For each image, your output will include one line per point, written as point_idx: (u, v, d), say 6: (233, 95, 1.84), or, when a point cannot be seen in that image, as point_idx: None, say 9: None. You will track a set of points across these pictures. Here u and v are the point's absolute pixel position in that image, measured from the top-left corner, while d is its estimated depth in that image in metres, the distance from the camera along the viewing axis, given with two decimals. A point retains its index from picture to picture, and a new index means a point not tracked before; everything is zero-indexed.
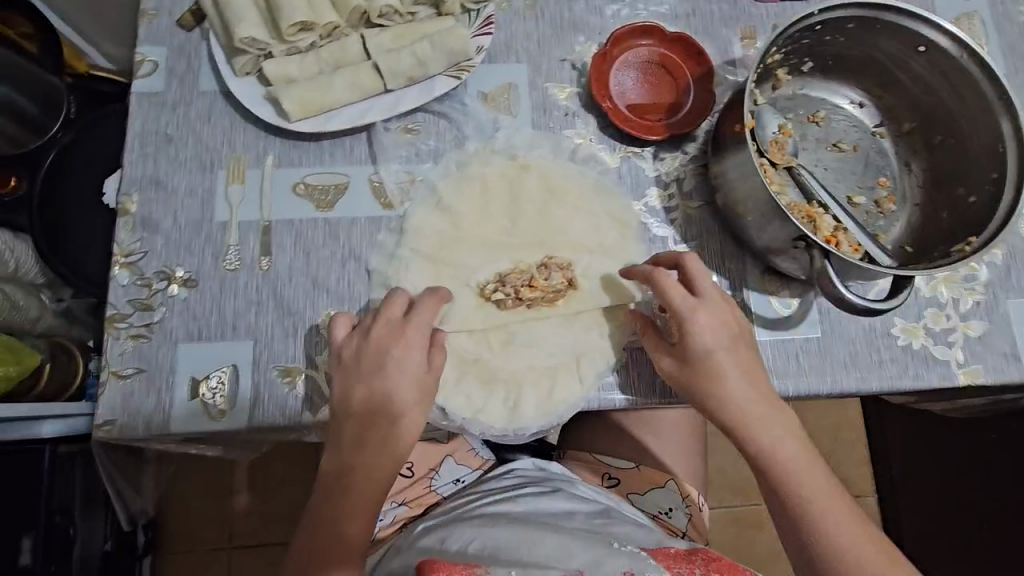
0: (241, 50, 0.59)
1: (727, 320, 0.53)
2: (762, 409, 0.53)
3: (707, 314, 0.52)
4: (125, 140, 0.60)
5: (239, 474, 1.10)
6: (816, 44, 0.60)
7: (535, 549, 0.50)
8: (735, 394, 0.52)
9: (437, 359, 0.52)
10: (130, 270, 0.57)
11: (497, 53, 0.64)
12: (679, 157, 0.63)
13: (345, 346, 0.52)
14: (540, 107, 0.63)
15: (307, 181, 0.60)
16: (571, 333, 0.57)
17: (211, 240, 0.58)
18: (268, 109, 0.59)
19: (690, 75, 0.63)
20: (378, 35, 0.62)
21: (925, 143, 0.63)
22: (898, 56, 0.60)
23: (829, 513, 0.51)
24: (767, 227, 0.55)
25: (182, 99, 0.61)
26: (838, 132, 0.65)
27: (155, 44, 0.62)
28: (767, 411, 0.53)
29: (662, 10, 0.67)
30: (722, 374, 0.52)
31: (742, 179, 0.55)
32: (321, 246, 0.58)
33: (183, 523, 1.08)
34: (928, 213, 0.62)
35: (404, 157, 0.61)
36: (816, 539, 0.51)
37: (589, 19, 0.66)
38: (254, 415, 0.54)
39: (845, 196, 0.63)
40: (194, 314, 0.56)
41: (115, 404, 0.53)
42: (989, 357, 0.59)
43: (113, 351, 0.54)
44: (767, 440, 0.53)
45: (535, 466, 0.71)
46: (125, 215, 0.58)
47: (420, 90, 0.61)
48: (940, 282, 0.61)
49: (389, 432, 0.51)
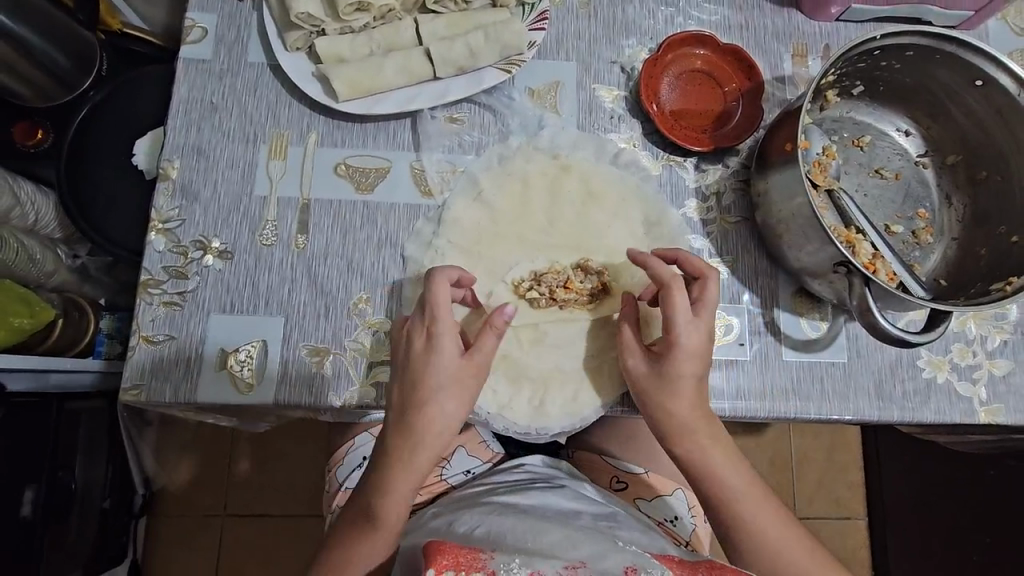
0: (295, 26, 0.59)
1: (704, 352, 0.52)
2: (715, 441, 0.53)
3: (696, 336, 0.52)
4: (170, 106, 0.60)
5: (241, 443, 1.11)
6: (870, 68, 0.60)
7: (539, 538, 0.50)
8: (688, 423, 0.53)
9: (488, 342, 0.52)
10: (166, 237, 0.57)
11: (548, 48, 0.64)
12: (720, 170, 0.63)
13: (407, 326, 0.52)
14: (586, 108, 0.63)
15: (349, 163, 0.60)
16: (600, 337, 0.57)
17: (249, 213, 0.58)
18: (317, 87, 0.59)
19: (740, 88, 0.63)
20: (432, 22, 0.62)
21: (968, 178, 0.63)
22: (951, 87, 0.59)
23: (788, 540, 0.51)
24: (806, 248, 0.55)
25: (230, 69, 0.61)
26: (881, 158, 0.65)
27: (207, 11, 0.62)
28: (715, 445, 0.53)
29: (715, 20, 0.66)
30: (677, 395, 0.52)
31: (786, 199, 0.55)
32: (358, 229, 0.58)
33: (181, 488, 1.08)
34: (965, 248, 0.62)
35: (447, 147, 0.61)
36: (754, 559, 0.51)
37: (642, 23, 0.65)
38: (281, 392, 0.54)
39: (882, 223, 0.63)
40: (228, 286, 0.56)
41: (143, 369, 0.54)
42: (1012, 398, 0.59)
43: (144, 316, 0.54)
44: (709, 465, 0.53)
45: (545, 463, 0.70)
46: (166, 180, 0.58)
47: (469, 80, 0.60)
48: (969, 318, 0.61)
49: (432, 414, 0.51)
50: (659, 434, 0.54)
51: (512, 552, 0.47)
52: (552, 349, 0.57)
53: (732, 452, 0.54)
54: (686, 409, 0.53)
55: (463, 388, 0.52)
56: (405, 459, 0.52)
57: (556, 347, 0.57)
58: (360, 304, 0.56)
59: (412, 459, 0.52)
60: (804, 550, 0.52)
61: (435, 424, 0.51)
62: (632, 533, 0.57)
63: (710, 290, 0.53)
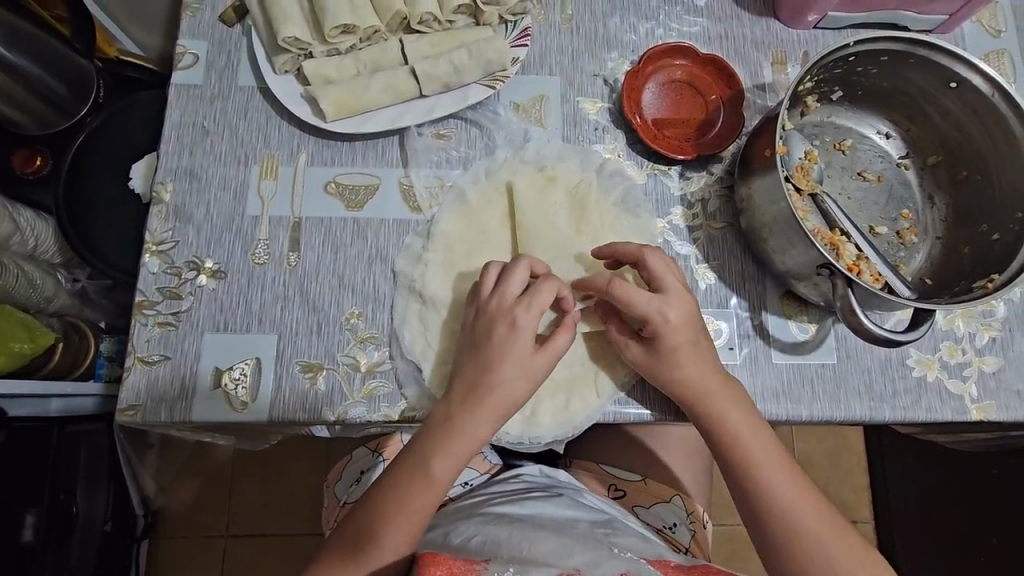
0: (283, 49, 0.61)
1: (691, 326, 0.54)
2: (734, 407, 0.54)
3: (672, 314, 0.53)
4: (163, 131, 0.61)
5: (242, 462, 1.11)
6: (847, 74, 0.61)
7: (535, 546, 0.51)
8: (702, 384, 0.53)
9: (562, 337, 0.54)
10: (161, 259, 0.58)
11: (530, 64, 0.65)
12: (705, 177, 0.63)
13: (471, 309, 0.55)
14: (571, 121, 0.64)
15: (339, 181, 0.61)
16: (590, 347, 0.58)
17: (242, 234, 0.59)
18: (306, 108, 0.61)
19: (720, 97, 0.64)
20: (417, 41, 0.63)
21: (949, 178, 0.64)
22: (927, 89, 0.60)
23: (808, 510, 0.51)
24: (790, 252, 0.55)
25: (221, 93, 0.62)
26: (864, 160, 0.66)
27: (197, 38, 0.63)
28: (732, 405, 0.54)
29: (695, 31, 0.68)
30: (680, 363, 0.54)
31: (769, 204, 0.56)
32: (349, 245, 0.59)
33: (182, 510, 1.09)
34: (950, 247, 0.63)
35: (435, 162, 0.62)
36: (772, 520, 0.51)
37: (624, 36, 0.67)
38: (275, 409, 0.54)
39: (867, 225, 0.64)
40: (221, 306, 0.57)
41: (139, 390, 0.54)
42: (1002, 395, 0.59)
43: (140, 336, 0.55)
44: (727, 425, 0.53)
45: (542, 473, 0.70)
46: (160, 203, 0.59)
47: (454, 97, 0.62)
48: (957, 316, 0.62)
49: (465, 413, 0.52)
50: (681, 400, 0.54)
51: (507, 561, 0.48)
52: None
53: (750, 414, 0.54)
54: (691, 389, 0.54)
55: (509, 392, 0.53)
56: (438, 449, 0.52)
57: None
58: (353, 319, 0.57)
59: (451, 444, 0.52)
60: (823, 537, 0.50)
61: (468, 424, 0.52)
62: (629, 540, 0.57)
63: (639, 294, 0.53)
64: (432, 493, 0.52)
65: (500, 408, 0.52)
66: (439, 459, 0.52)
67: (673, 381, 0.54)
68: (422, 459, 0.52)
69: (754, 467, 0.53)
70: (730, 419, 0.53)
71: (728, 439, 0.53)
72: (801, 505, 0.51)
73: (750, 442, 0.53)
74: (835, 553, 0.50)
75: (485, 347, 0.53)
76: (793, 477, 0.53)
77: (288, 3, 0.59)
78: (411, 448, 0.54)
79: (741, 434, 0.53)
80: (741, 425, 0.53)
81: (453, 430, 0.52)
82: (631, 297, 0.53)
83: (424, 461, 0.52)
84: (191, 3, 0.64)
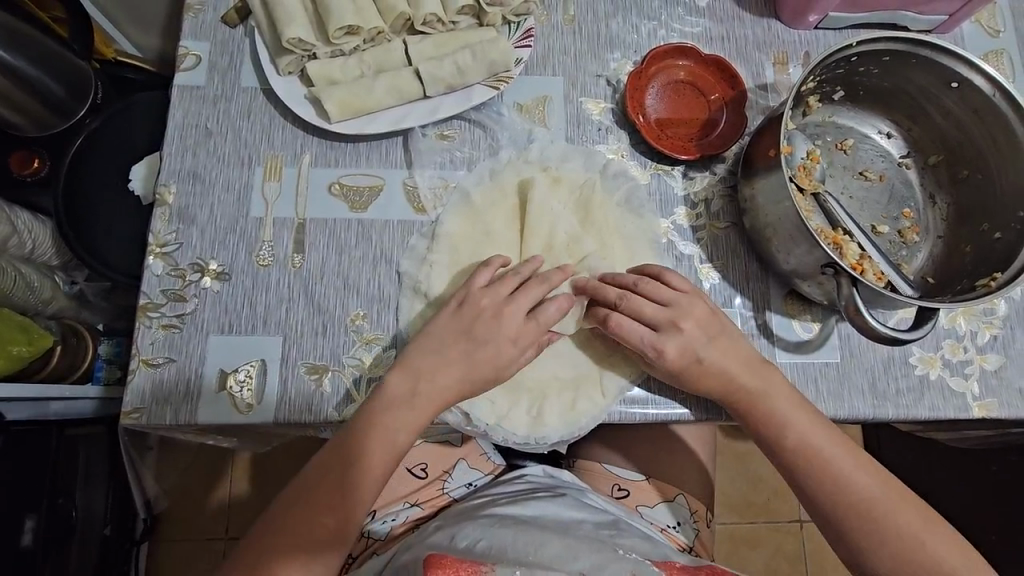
0: (286, 50, 0.61)
1: (693, 343, 0.54)
2: (743, 377, 0.54)
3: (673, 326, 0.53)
4: (165, 133, 0.61)
5: (242, 465, 1.10)
6: (849, 74, 0.62)
7: (541, 551, 0.51)
8: (712, 361, 0.54)
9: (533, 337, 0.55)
10: (164, 261, 0.57)
11: (534, 65, 0.65)
12: (708, 177, 0.64)
13: (468, 307, 0.55)
14: (574, 121, 0.64)
15: (343, 182, 0.61)
16: (594, 347, 0.58)
17: (246, 236, 0.58)
18: (309, 109, 0.60)
19: (723, 98, 0.64)
20: (421, 42, 0.63)
21: (950, 177, 0.64)
22: (928, 89, 0.61)
23: (847, 461, 0.54)
24: (794, 251, 0.56)
25: (223, 94, 0.62)
26: (865, 160, 0.66)
27: (199, 39, 0.63)
28: (752, 376, 0.54)
29: (697, 32, 0.68)
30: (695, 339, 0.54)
31: (773, 204, 0.56)
32: (354, 247, 0.59)
33: (183, 514, 1.08)
34: (952, 246, 0.63)
35: (439, 163, 0.62)
36: (818, 475, 0.53)
37: (626, 37, 0.67)
38: (281, 411, 0.54)
39: (868, 224, 0.64)
40: (226, 307, 0.57)
41: (144, 392, 0.54)
42: (1004, 392, 0.60)
43: (144, 339, 0.55)
44: (754, 393, 0.54)
45: (545, 472, 0.70)
46: (164, 205, 0.59)
47: (458, 98, 0.62)
48: (959, 314, 0.62)
49: (398, 403, 0.53)
50: (695, 389, 0.55)
51: (512, 567, 0.48)
52: (548, 359, 0.58)
53: (772, 375, 0.55)
54: (726, 378, 0.54)
55: (446, 380, 0.53)
56: (399, 423, 0.52)
57: (551, 357, 0.58)
58: (358, 321, 0.57)
59: (408, 416, 0.52)
60: (863, 486, 0.53)
61: (401, 413, 0.52)
62: (633, 540, 0.57)
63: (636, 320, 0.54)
64: (383, 461, 0.53)
65: (436, 396, 0.53)
66: (402, 429, 0.52)
67: (690, 360, 0.54)
68: (382, 430, 0.52)
69: (782, 430, 0.54)
70: (762, 398, 0.54)
71: (773, 414, 0.54)
72: (841, 457, 0.54)
73: (795, 418, 0.54)
74: (875, 497, 0.52)
75: (489, 351, 0.54)
76: (838, 441, 0.54)
77: (292, 4, 0.59)
78: (355, 428, 0.53)
79: (765, 398, 0.54)
80: (765, 390, 0.54)
81: (392, 420, 0.52)
82: (629, 331, 0.54)
83: (363, 450, 0.52)
84: (193, 4, 0.64)
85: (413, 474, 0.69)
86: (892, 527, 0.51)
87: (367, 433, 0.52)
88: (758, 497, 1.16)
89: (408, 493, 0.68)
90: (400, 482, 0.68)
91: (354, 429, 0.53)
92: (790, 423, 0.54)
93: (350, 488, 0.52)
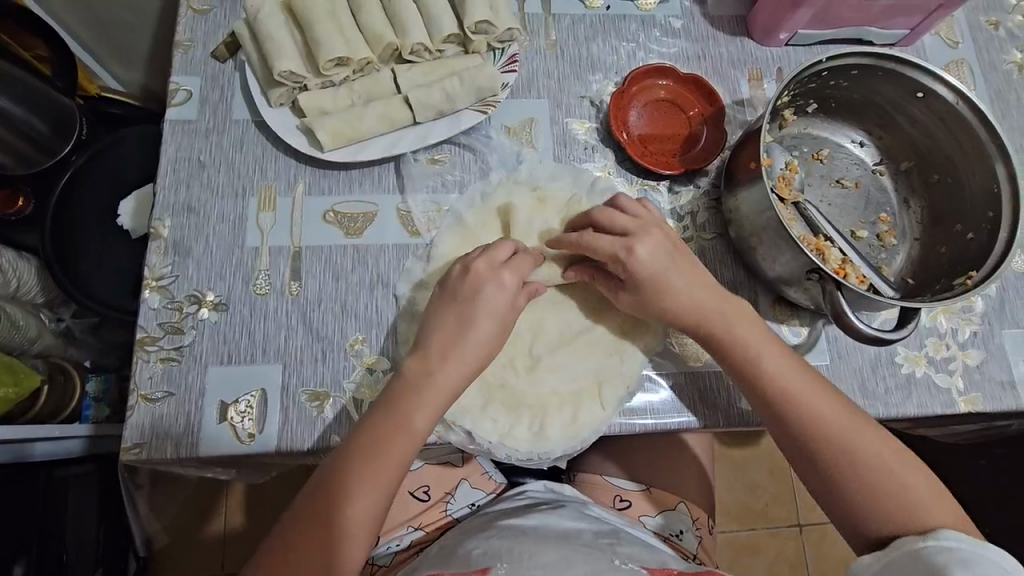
0: (277, 83, 0.62)
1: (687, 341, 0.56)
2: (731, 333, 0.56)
3: None
4: (158, 166, 0.61)
5: (236, 497, 1.09)
6: (821, 88, 0.65)
7: (535, 557, 0.52)
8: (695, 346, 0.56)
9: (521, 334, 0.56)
10: (161, 294, 0.58)
11: (520, 88, 0.67)
12: (693, 190, 0.66)
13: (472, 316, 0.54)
14: (561, 141, 0.66)
15: (337, 210, 0.61)
16: (591, 358, 0.59)
17: (242, 265, 0.59)
18: (302, 139, 0.61)
19: (702, 114, 0.67)
20: (409, 70, 0.65)
21: (922, 181, 0.67)
22: (896, 100, 0.64)
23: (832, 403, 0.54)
24: (779, 259, 0.58)
25: (216, 127, 0.63)
26: (841, 169, 0.69)
27: (190, 74, 0.64)
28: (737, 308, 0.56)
29: (674, 52, 0.71)
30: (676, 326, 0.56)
31: (754, 213, 0.58)
32: (350, 272, 0.60)
33: (176, 554, 1.05)
34: (928, 247, 0.66)
35: (431, 187, 0.63)
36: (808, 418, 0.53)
37: (606, 59, 0.69)
38: (282, 440, 0.54)
39: (848, 229, 0.67)
40: (224, 338, 0.57)
41: (144, 428, 0.54)
42: (986, 385, 0.62)
43: (142, 374, 0.55)
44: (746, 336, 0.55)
45: (548, 488, 0.70)
46: (158, 239, 0.59)
47: (448, 124, 0.63)
48: (939, 312, 0.64)
49: (410, 414, 0.51)
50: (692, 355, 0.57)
51: None
52: (543, 374, 0.58)
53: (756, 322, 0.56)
54: None
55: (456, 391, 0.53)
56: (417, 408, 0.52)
57: (547, 371, 0.59)
58: (357, 345, 0.58)
59: (430, 399, 0.52)
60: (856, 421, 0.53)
61: (420, 410, 0.52)
62: (633, 548, 0.57)
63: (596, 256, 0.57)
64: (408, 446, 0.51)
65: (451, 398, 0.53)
66: (426, 415, 0.52)
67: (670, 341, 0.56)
68: (404, 415, 0.51)
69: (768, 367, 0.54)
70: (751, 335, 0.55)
71: (780, 388, 0.54)
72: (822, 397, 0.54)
73: (783, 367, 0.55)
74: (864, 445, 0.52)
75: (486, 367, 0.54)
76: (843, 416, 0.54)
77: (281, 37, 0.61)
78: (380, 416, 0.51)
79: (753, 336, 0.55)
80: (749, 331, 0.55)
81: (402, 431, 0.51)
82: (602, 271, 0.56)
83: (386, 439, 0.51)
84: (183, 40, 0.65)
85: (416, 497, 0.69)
86: (876, 474, 0.52)
87: (380, 443, 0.50)
88: (754, 503, 1.17)
89: (411, 517, 0.68)
90: (403, 506, 0.68)
91: (373, 423, 0.51)
92: (775, 366, 0.54)
93: (366, 485, 0.50)
